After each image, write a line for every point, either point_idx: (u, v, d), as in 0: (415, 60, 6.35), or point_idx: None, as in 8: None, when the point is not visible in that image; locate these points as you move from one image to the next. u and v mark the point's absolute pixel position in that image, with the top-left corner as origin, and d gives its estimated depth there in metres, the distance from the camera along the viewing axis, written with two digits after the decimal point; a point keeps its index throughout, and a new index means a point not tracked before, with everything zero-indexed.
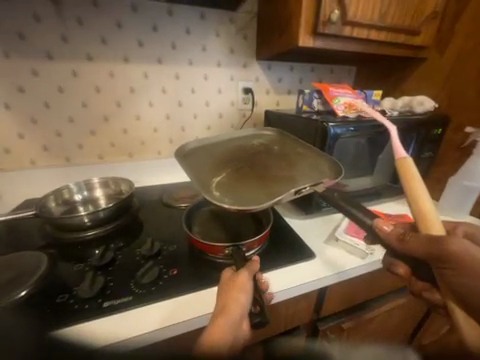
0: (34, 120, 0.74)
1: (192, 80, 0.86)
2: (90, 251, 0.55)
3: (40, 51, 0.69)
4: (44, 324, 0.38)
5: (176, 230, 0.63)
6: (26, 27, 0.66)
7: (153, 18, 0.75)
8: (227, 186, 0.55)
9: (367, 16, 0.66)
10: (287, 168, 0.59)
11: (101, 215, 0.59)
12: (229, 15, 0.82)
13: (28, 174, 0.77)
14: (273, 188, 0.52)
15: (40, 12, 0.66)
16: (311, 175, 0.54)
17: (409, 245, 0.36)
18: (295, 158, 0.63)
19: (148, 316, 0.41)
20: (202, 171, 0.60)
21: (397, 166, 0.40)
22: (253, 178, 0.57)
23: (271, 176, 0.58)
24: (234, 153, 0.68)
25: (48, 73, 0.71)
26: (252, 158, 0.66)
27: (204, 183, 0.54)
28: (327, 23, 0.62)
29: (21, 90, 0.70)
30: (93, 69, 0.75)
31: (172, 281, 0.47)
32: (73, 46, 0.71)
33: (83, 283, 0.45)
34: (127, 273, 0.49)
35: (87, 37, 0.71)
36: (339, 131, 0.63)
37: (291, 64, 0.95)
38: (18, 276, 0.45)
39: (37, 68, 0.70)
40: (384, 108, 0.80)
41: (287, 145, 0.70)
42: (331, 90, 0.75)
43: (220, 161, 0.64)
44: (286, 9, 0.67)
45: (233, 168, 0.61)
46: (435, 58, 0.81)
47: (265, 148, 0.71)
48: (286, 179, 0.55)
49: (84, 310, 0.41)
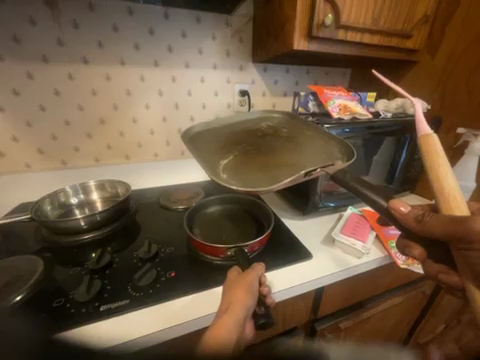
0: (29, 123, 0.74)
1: (188, 82, 0.86)
2: (87, 255, 0.55)
3: (35, 54, 0.69)
4: (40, 327, 0.38)
5: (173, 233, 0.63)
6: (21, 29, 0.66)
7: (149, 21, 0.75)
8: (233, 168, 0.55)
9: (360, 20, 0.67)
10: (295, 153, 0.59)
11: (98, 218, 0.58)
12: (225, 18, 0.83)
13: (23, 177, 0.76)
14: (279, 172, 0.52)
15: (35, 15, 0.66)
16: (318, 159, 0.54)
17: (429, 226, 0.33)
18: (303, 143, 0.62)
19: (146, 319, 0.41)
20: (210, 153, 0.60)
21: (420, 142, 0.35)
22: (259, 162, 0.58)
23: (278, 160, 0.58)
24: (242, 136, 0.68)
25: (43, 76, 0.71)
26: (260, 142, 0.65)
27: (211, 164, 0.54)
28: (321, 27, 0.63)
29: (17, 93, 0.70)
30: (89, 72, 0.75)
31: (169, 283, 0.47)
32: (68, 49, 0.71)
33: (80, 286, 0.45)
34: (124, 275, 0.49)
35: (83, 40, 0.71)
36: (334, 133, 0.64)
37: (287, 67, 0.97)
38: (14, 279, 0.45)
39: (33, 71, 0.70)
40: (378, 109, 0.82)
41: (296, 129, 0.70)
42: (326, 93, 0.76)
43: (226, 143, 0.64)
44: (281, 13, 0.68)
45: (241, 151, 0.61)
46: (427, 61, 0.83)
47: (274, 132, 0.70)
48: (293, 164, 0.55)
49: (80, 314, 0.41)
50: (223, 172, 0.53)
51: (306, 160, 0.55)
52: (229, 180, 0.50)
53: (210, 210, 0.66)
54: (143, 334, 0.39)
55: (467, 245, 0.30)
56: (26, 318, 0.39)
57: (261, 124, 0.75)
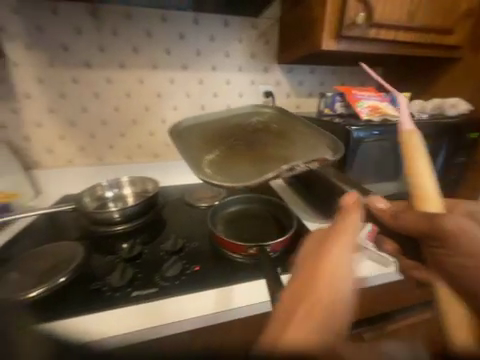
0: (73, 123, 0.82)
1: (214, 84, 0.89)
2: (119, 245, 0.59)
3: (80, 61, 0.76)
4: (81, 308, 0.43)
5: (197, 229, 0.65)
6: (69, 39, 0.74)
7: (180, 27, 0.80)
8: (219, 165, 0.57)
9: (395, 17, 0.64)
10: (283, 148, 0.60)
11: (129, 211, 0.63)
12: (252, 21, 0.84)
13: (67, 172, 0.85)
14: (266, 168, 0.54)
15: (82, 26, 0.73)
16: (306, 153, 0.55)
17: (402, 222, 0.31)
18: (291, 138, 0.63)
19: (172, 308, 0.43)
20: (195, 148, 0.61)
21: (402, 137, 0.34)
22: (245, 158, 0.59)
23: (265, 157, 0.59)
24: (229, 131, 0.69)
25: (86, 80, 0.78)
26: (249, 138, 0.67)
27: (197, 161, 0.56)
28: (352, 25, 0.62)
29: (64, 96, 0.78)
30: (125, 76, 0.81)
31: (193, 276, 0.49)
32: (108, 55, 0.78)
33: (114, 273, 0.49)
34: (152, 266, 0.52)
35: (121, 46, 0.77)
36: (362, 135, 0.63)
37: (312, 67, 0.95)
38: (59, 263, 0.51)
39: (77, 76, 0.77)
40: (412, 110, 0.77)
41: (286, 124, 0.71)
42: (355, 93, 0.73)
43: (212, 139, 0.65)
44: (310, 13, 0.67)
45: (226, 147, 0.63)
46: (471, 58, 0.76)
47: (266, 127, 0.71)
48: (281, 160, 0.56)
49: (115, 298, 0.45)
50: (208, 168, 0.55)
51: (292, 155, 0.56)
52: (212, 176, 0.52)
53: (232, 209, 0.68)
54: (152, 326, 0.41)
55: (436, 242, 0.29)
56: (69, 299, 0.45)
57: (253, 119, 0.76)
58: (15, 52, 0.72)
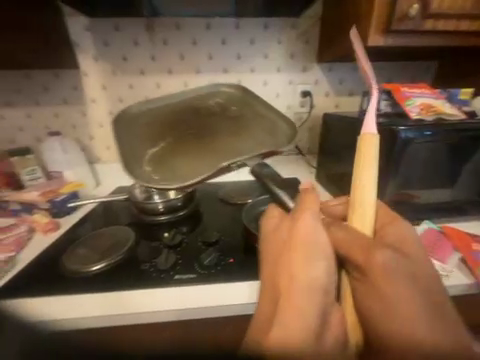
0: None
1: (251, 86, 0.91)
2: (163, 232, 0.66)
3: (136, 69, 0.86)
4: (133, 285, 0.50)
5: (232, 223, 0.69)
6: (127, 51, 0.84)
7: (223, 33, 0.84)
8: (160, 159, 0.66)
9: (456, 6, 0.58)
10: (224, 143, 0.70)
11: (173, 203, 0.70)
12: (292, 22, 0.84)
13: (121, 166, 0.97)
14: (211, 159, 0.65)
15: (139, 38, 0.83)
16: (250, 145, 0.68)
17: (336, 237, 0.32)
18: (235, 133, 0.72)
19: (210, 295, 0.48)
20: (138, 140, 0.68)
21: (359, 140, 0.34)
22: (190, 148, 0.69)
23: (210, 150, 0.68)
24: (182, 115, 0.76)
25: (140, 86, 0.88)
26: (197, 128, 0.74)
27: (138, 155, 0.65)
28: (403, 19, 0.58)
29: (121, 100, 0.90)
30: (171, 81, 0.89)
31: (228, 268, 0.53)
32: (158, 63, 0.86)
33: (160, 257, 0.55)
34: (192, 254, 0.57)
35: (170, 54, 0.86)
36: (411, 136, 0.59)
37: (355, 65, 0.91)
38: (115, 243, 0.60)
39: (133, 82, 0.88)
40: (475, 108, 0.68)
41: (243, 107, 0.78)
42: (404, 91, 0.68)
43: (159, 129, 0.72)
44: (356, 10, 0.65)
45: (174, 142, 0.70)
46: None
47: (210, 112, 0.77)
48: (229, 152, 0.67)
49: (161, 278, 0.51)
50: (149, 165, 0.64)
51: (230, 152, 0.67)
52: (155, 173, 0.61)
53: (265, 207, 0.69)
54: (122, 313, 0.46)
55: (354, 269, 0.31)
56: (123, 277, 0.52)
57: (211, 99, 0.79)
58: (86, 64, 0.85)
